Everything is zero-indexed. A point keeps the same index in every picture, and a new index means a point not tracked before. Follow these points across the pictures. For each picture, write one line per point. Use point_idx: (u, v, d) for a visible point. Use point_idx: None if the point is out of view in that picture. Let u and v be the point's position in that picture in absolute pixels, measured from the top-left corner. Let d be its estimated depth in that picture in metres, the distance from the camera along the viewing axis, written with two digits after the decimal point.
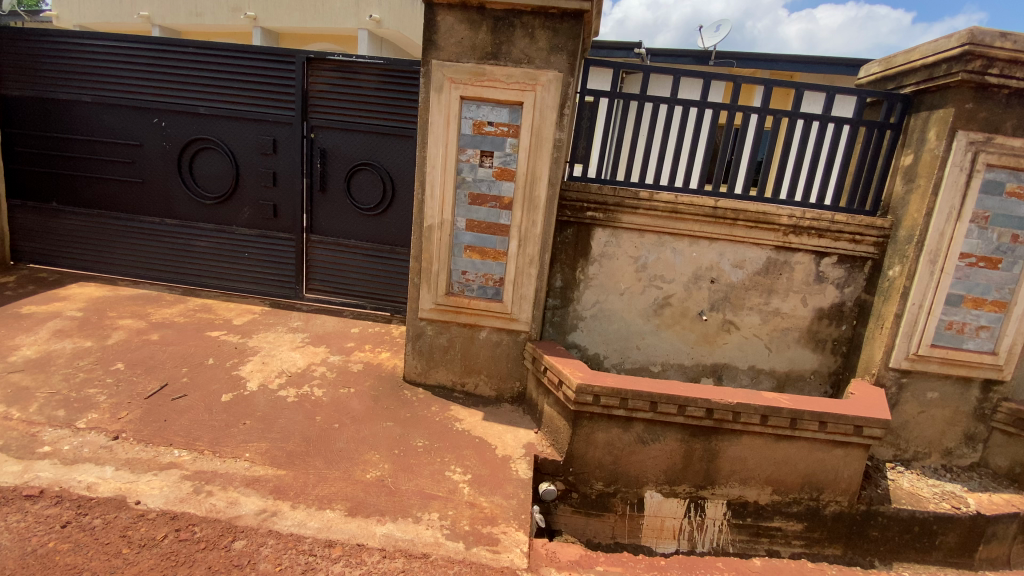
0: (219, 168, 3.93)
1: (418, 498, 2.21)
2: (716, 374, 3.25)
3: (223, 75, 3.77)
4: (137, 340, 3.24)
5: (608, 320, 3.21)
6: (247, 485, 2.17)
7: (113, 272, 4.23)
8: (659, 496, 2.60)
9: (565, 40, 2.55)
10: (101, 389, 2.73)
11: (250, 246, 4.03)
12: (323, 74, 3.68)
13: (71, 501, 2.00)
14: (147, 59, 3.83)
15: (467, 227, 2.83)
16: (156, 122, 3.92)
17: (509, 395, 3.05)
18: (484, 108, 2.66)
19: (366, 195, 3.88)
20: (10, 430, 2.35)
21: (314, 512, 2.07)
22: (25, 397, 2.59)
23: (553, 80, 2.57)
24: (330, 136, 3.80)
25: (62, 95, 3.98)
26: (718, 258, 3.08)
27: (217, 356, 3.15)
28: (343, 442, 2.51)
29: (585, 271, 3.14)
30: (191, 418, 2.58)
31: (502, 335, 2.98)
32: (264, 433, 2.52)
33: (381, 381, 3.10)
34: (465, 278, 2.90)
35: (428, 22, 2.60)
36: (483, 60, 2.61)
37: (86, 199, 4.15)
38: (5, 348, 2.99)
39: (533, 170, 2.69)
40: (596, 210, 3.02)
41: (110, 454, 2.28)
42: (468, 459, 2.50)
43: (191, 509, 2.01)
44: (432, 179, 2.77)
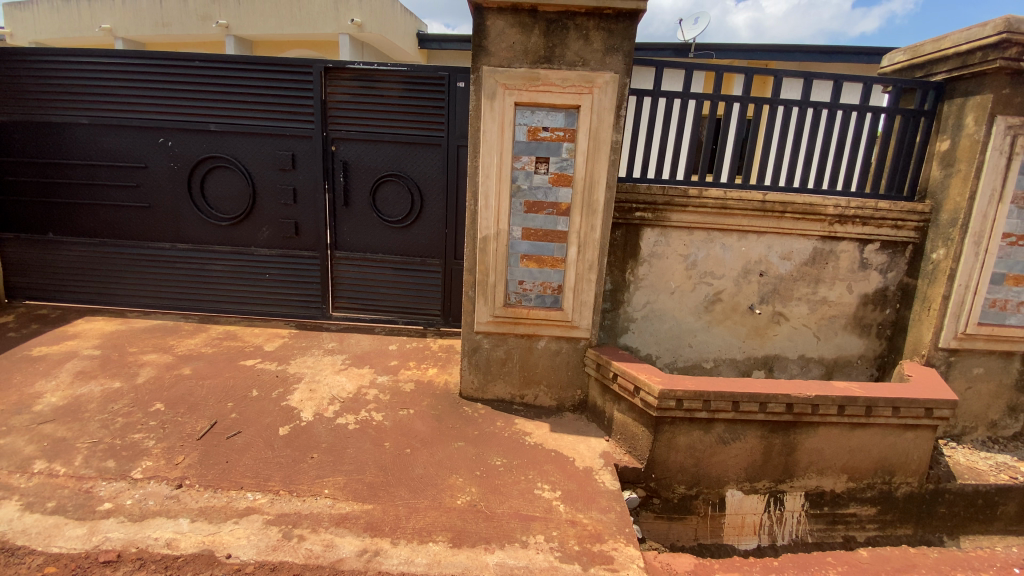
0: (233, 187, 3.77)
1: (517, 522, 2.13)
2: (767, 365, 3.29)
3: (233, 89, 3.59)
4: (169, 377, 3.04)
5: (660, 320, 3.18)
6: (338, 525, 2.05)
7: (121, 303, 4.00)
8: (740, 494, 2.62)
9: (620, 41, 2.51)
10: (147, 434, 2.54)
11: (272, 266, 3.89)
12: (343, 84, 3.56)
13: (156, 562, 1.83)
14: (148, 76, 3.61)
15: (524, 235, 2.74)
16: (162, 142, 3.72)
17: (570, 403, 2.99)
18: (539, 114, 2.59)
19: (393, 207, 3.78)
20: (61, 488, 2.16)
21: (418, 547, 1.96)
22: (67, 449, 2.39)
23: (610, 82, 2.52)
24: (352, 147, 3.68)
25: (55, 118, 3.72)
26: (766, 252, 3.11)
27: (261, 388, 2.99)
28: (421, 468, 2.41)
29: (634, 272, 3.09)
30: (254, 456, 2.43)
31: (561, 343, 2.91)
32: (336, 466, 2.39)
33: (437, 400, 3.00)
34: (522, 288, 2.82)
35: (477, 27, 2.52)
36: (536, 64, 2.54)
37: (88, 228, 3.91)
38: (27, 397, 2.76)
39: (591, 174, 2.64)
40: (645, 210, 2.97)
41: (179, 505, 2.11)
42: (552, 474, 2.42)
43: (289, 558, 1.88)
44: (486, 189, 2.67)
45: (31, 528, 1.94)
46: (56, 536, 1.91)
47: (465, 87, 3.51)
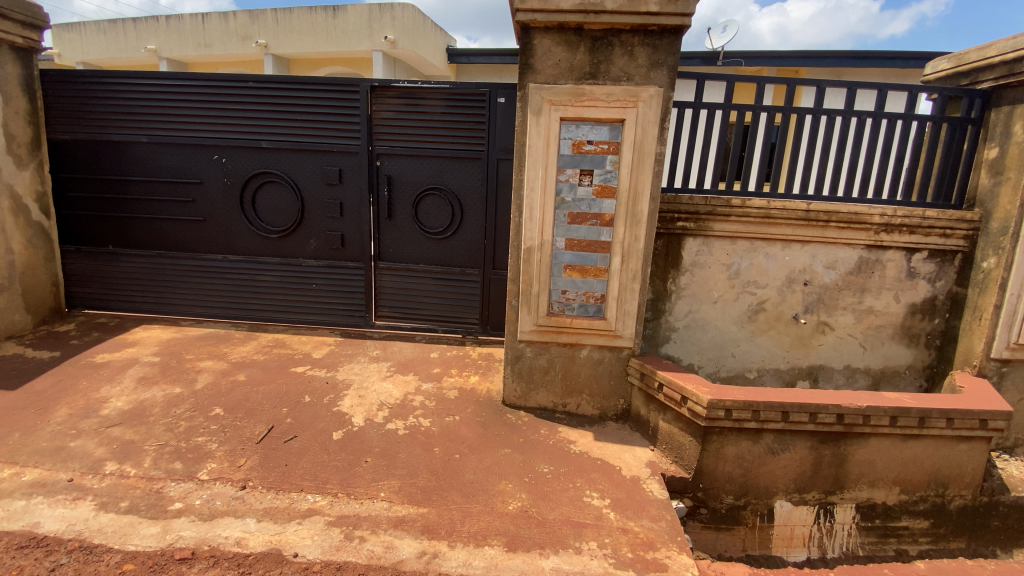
0: (282, 201, 3.95)
1: (569, 528, 2.15)
2: (812, 376, 3.27)
3: (284, 108, 3.78)
4: (225, 383, 3.18)
5: (702, 329, 3.19)
6: (397, 527, 2.12)
7: (174, 312, 4.20)
8: (789, 505, 2.60)
9: (664, 56, 2.57)
10: (209, 437, 2.66)
11: (318, 277, 4.04)
12: (389, 102, 3.71)
13: (229, 560, 1.93)
14: (204, 96, 3.82)
15: (567, 246, 2.80)
16: (216, 159, 3.93)
17: (613, 412, 3.01)
18: (584, 128, 2.65)
19: (434, 219, 3.89)
20: (133, 488, 2.28)
21: (474, 550, 2.02)
22: (136, 451, 2.53)
23: (655, 96, 2.58)
24: (395, 162, 3.83)
25: (117, 137, 3.96)
26: (811, 261, 3.10)
27: (313, 394, 3.11)
28: (471, 474, 2.46)
29: (676, 281, 3.11)
30: (311, 459, 2.53)
31: (604, 352, 2.94)
32: (390, 469, 2.47)
33: (482, 407, 3.06)
34: (565, 298, 2.86)
35: (525, 46, 2.61)
36: (581, 80, 2.62)
37: (145, 241, 4.13)
38: (95, 402, 2.93)
39: (636, 186, 2.68)
40: (688, 220, 2.99)
41: (245, 505, 2.21)
42: (600, 482, 2.44)
43: (353, 558, 1.95)
44: (531, 202, 2.74)
45: (108, 526, 2.06)
46: (132, 535, 2.03)
47: (506, 102, 3.60)
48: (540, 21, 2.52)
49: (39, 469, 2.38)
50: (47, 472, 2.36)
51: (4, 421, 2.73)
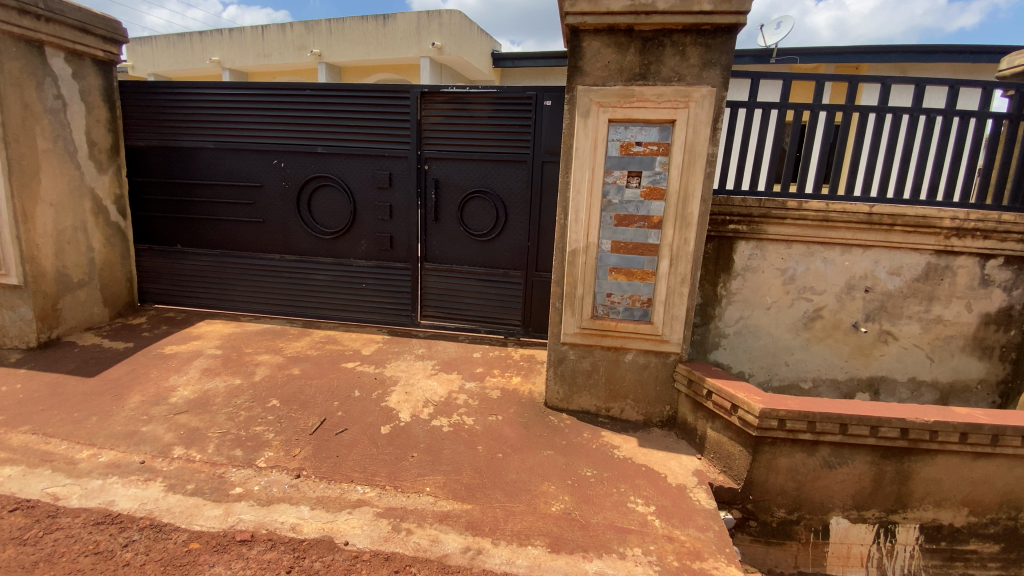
0: (336, 204, 4.13)
1: (613, 533, 2.13)
2: (872, 388, 3.12)
3: (339, 114, 3.94)
4: (281, 376, 3.34)
5: (753, 336, 3.09)
6: (442, 522, 2.16)
7: (235, 308, 4.45)
8: (846, 522, 2.48)
9: (718, 55, 2.52)
10: (267, 427, 2.81)
11: (368, 277, 4.19)
12: (437, 107, 3.81)
13: (284, 544, 2.02)
14: (266, 104, 4.04)
15: (613, 248, 2.78)
16: (276, 163, 4.14)
17: (658, 419, 2.96)
18: (633, 129, 2.63)
19: (479, 221, 3.95)
20: (198, 472, 2.43)
21: (518, 549, 2.03)
22: (200, 437, 2.69)
23: (707, 96, 2.53)
24: (443, 166, 3.93)
25: (187, 143, 4.24)
26: (873, 267, 2.95)
27: (362, 389, 3.22)
28: (514, 473, 2.48)
29: (727, 286, 3.03)
30: (360, 452, 2.62)
31: (649, 357, 2.90)
32: (435, 465, 2.53)
33: (524, 408, 3.08)
34: (610, 300, 2.84)
35: (574, 49, 2.62)
36: (631, 81, 2.60)
37: (209, 240, 4.40)
38: (165, 390, 3.14)
39: (686, 187, 2.64)
40: (740, 223, 2.90)
41: (300, 493, 2.31)
42: (644, 488, 2.40)
43: (400, 549, 2.00)
44: (577, 204, 2.74)
45: (176, 507, 2.20)
46: (197, 515, 2.16)
47: (552, 105, 3.61)
48: (590, 23, 2.53)
49: (115, 451, 2.58)
50: (122, 454, 2.56)
51: (85, 406, 2.97)
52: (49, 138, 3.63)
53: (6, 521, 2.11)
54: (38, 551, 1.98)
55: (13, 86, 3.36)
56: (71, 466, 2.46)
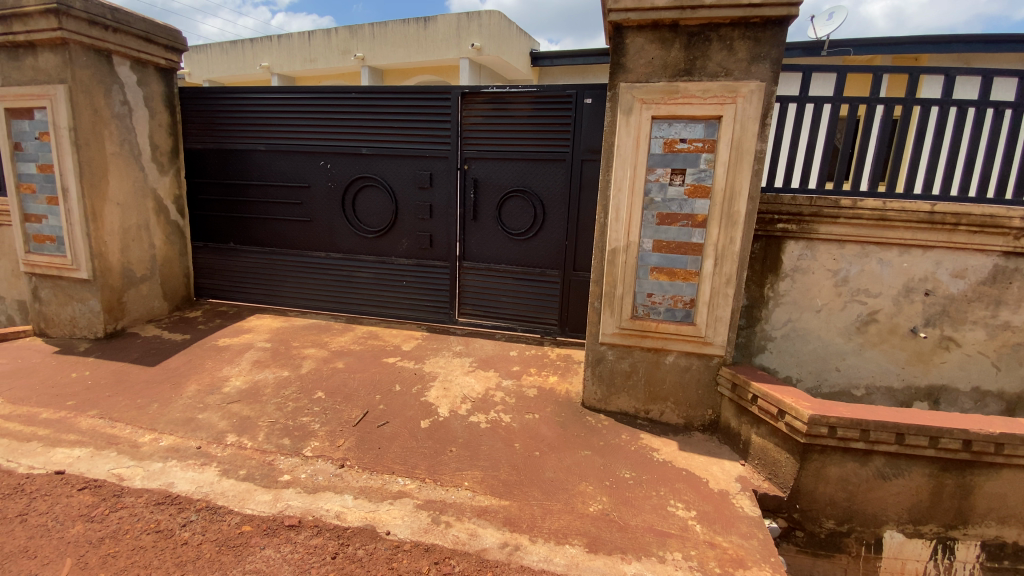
0: (379, 204, 4.24)
1: (652, 536, 2.09)
2: (931, 397, 2.98)
3: (383, 115, 4.05)
4: (326, 369, 3.46)
5: (802, 340, 2.98)
6: (480, 516, 2.19)
7: (282, 304, 4.64)
8: (900, 536, 2.37)
9: (767, 49, 2.46)
10: (313, 417, 2.91)
11: (408, 275, 4.28)
12: (478, 107, 3.85)
13: (330, 531, 2.09)
14: (314, 106, 4.19)
15: (655, 248, 2.74)
16: (322, 165, 4.29)
17: (700, 423, 2.89)
18: (677, 126, 2.58)
19: (518, 220, 3.97)
20: (250, 459, 2.56)
21: (556, 547, 2.03)
22: (251, 426, 2.83)
23: (755, 91, 2.46)
24: (483, 166, 3.97)
25: (241, 145, 4.45)
26: (934, 268, 2.80)
27: (402, 383, 3.29)
28: (552, 472, 2.48)
29: (775, 287, 2.93)
30: (401, 444, 2.68)
31: (691, 359, 2.84)
32: (473, 460, 2.56)
33: (561, 407, 3.07)
34: (651, 301, 2.80)
35: (616, 46, 2.60)
36: (675, 77, 2.55)
37: (259, 238, 4.60)
38: (219, 380, 3.31)
39: (733, 185, 2.57)
40: (789, 222, 2.80)
41: (344, 482, 2.39)
42: (685, 493, 2.35)
43: (439, 541, 2.04)
44: (617, 203, 2.71)
45: (229, 491, 2.32)
46: (249, 500, 2.27)
47: (593, 102, 3.59)
48: (634, 20, 2.50)
49: (174, 436, 2.74)
50: (180, 439, 2.71)
51: (147, 393, 3.17)
52: (116, 142, 3.89)
53: (78, 498, 2.28)
54: (106, 527, 2.12)
55: (84, 93, 3.61)
56: (135, 449, 2.63)
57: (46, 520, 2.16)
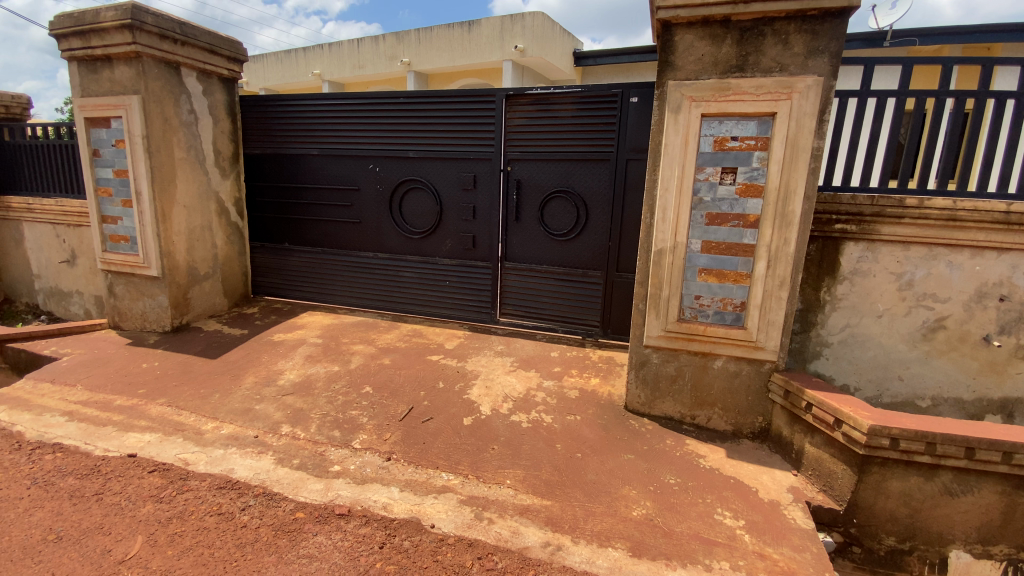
0: (425, 205, 4.35)
1: (698, 544, 2.05)
2: (1005, 411, 2.78)
3: (430, 119, 4.15)
4: (373, 365, 3.58)
5: (861, 347, 2.83)
6: (522, 515, 2.21)
7: (332, 302, 4.82)
8: (968, 557, 2.23)
9: (826, 42, 2.37)
10: (361, 411, 3.02)
11: (452, 275, 4.36)
12: (522, 109, 3.89)
13: (377, 521, 2.17)
14: (364, 111, 4.34)
15: (703, 249, 2.67)
16: (371, 168, 4.44)
17: (749, 430, 2.80)
18: (728, 124, 2.52)
19: (560, 221, 3.97)
20: (303, 449, 2.68)
21: (598, 549, 2.01)
22: (304, 417, 2.96)
23: (813, 86, 2.38)
24: (526, 167, 4.00)
25: (295, 150, 4.66)
26: (1010, 272, 2.60)
27: (446, 381, 3.36)
28: (594, 474, 2.46)
29: (831, 290, 2.80)
30: (445, 440, 2.74)
31: (741, 364, 2.75)
32: (515, 459, 2.58)
33: (604, 410, 3.04)
34: (699, 303, 2.74)
35: (665, 43, 2.56)
36: (726, 74, 2.49)
37: (312, 238, 4.80)
38: (274, 373, 3.49)
39: (787, 184, 2.49)
40: (848, 222, 2.68)
41: (390, 475, 2.47)
42: (733, 501, 2.28)
43: (482, 537, 2.07)
44: (665, 202, 2.66)
45: (284, 479, 2.44)
46: (302, 488, 2.38)
47: (639, 101, 3.55)
48: (683, 17, 2.46)
49: (234, 425, 2.91)
50: (239, 428, 2.88)
51: (209, 384, 3.37)
52: (183, 148, 4.16)
53: (148, 480, 2.46)
54: (173, 508, 2.28)
55: (156, 103, 3.88)
56: (199, 436, 2.81)
57: (120, 499, 2.33)
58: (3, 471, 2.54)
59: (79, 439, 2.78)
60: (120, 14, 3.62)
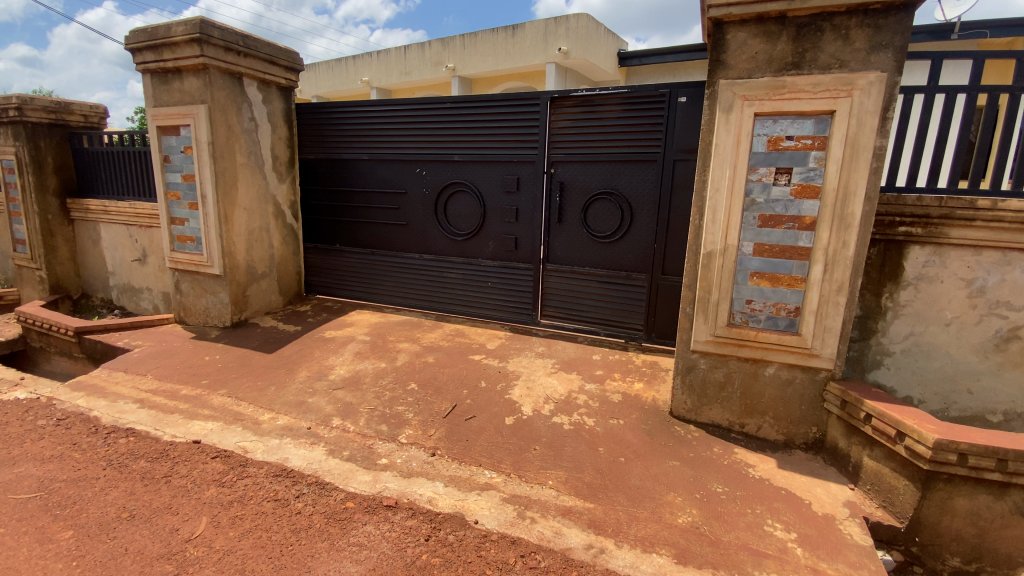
0: (469, 208, 4.42)
1: (747, 554, 1.99)
2: None
3: (475, 122, 4.23)
4: (418, 363, 3.67)
5: (926, 357, 2.68)
6: (565, 516, 2.21)
7: (379, 301, 4.98)
8: None
9: (890, 36, 2.26)
10: (407, 407, 3.11)
11: (495, 276, 4.41)
12: (567, 111, 3.91)
13: (423, 514, 2.23)
14: (412, 116, 4.47)
15: (755, 251, 2.60)
16: (418, 172, 4.57)
17: (802, 441, 2.69)
18: (783, 123, 2.45)
19: (604, 223, 3.95)
20: (353, 441, 2.79)
21: (642, 555, 1.99)
22: (354, 411, 3.08)
23: (875, 82, 2.28)
24: (570, 169, 4.00)
25: (347, 155, 4.84)
26: None
27: (488, 380, 3.41)
28: (637, 479, 2.44)
29: (894, 296, 2.66)
30: (487, 439, 2.78)
31: (794, 372, 2.65)
32: (557, 460, 2.59)
33: (647, 414, 3.00)
34: (750, 308, 2.66)
35: (716, 42, 2.51)
36: (782, 72, 2.42)
37: (361, 240, 4.98)
38: (325, 368, 3.64)
39: (847, 185, 2.38)
40: (913, 224, 2.54)
41: (435, 470, 2.53)
42: (784, 513, 2.20)
43: (525, 535, 2.09)
44: (715, 204, 2.61)
45: (335, 469, 2.55)
46: (352, 479, 2.47)
47: (687, 101, 3.50)
48: (736, 15, 2.41)
49: (288, 416, 3.06)
50: (293, 419, 3.02)
51: (266, 376, 3.56)
52: (245, 154, 4.42)
53: (211, 465, 2.62)
54: (234, 492, 2.42)
55: (221, 111, 4.14)
56: (257, 426, 2.97)
57: (187, 482, 2.50)
58: (84, 451, 2.78)
59: (150, 425, 3.00)
60: (190, 29, 3.88)
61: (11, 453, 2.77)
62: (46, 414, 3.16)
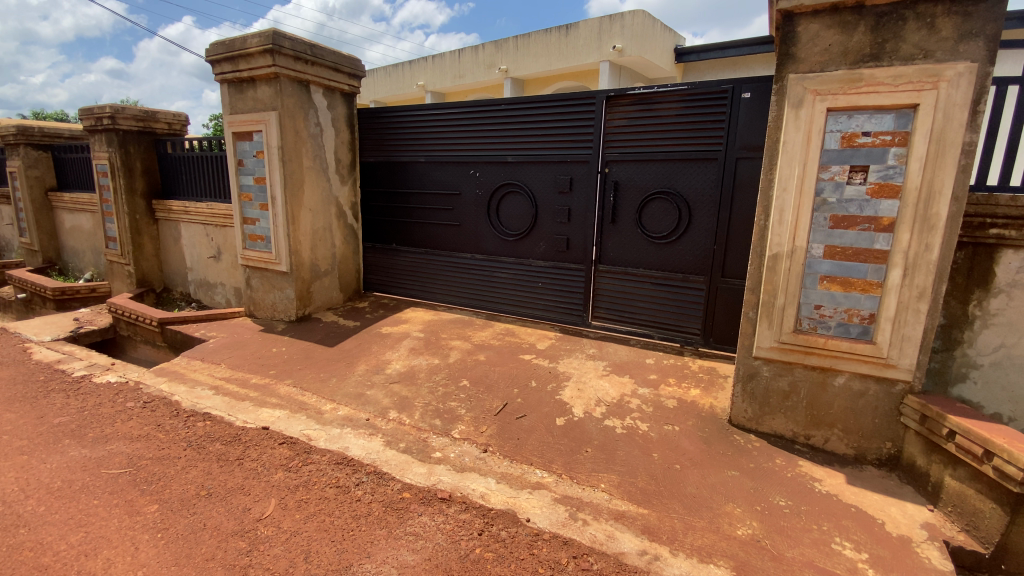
0: (521, 208, 4.46)
1: (812, 572, 1.89)
2: None
3: (529, 122, 4.26)
4: (469, 360, 3.74)
5: (1020, 371, 2.44)
6: (617, 520, 2.19)
7: (433, 299, 5.11)
8: None
9: (981, 24, 2.09)
10: (459, 403, 3.18)
11: (546, 276, 4.42)
12: (623, 110, 3.86)
13: (476, 509, 2.27)
14: (467, 118, 4.55)
15: (826, 254, 2.47)
16: (472, 173, 4.65)
17: (874, 457, 2.53)
18: (858, 118, 2.31)
19: (659, 223, 3.87)
20: (408, 434, 2.89)
21: (698, 564, 1.94)
22: (409, 405, 3.18)
23: (964, 73, 2.11)
24: (624, 168, 3.95)
25: (405, 157, 5.00)
26: None
27: (538, 380, 3.42)
28: (693, 487, 2.38)
29: (983, 304, 2.44)
30: (538, 438, 2.79)
31: (867, 383, 2.49)
32: (609, 463, 2.57)
33: (704, 422, 2.91)
34: (819, 313, 2.53)
35: (786, 35, 2.40)
36: (858, 64, 2.29)
37: (416, 239, 5.12)
38: (382, 362, 3.78)
39: (931, 184, 2.22)
40: (1007, 226, 2.33)
41: (487, 466, 2.58)
42: (854, 532, 2.08)
43: (577, 536, 2.09)
44: (781, 204, 2.49)
45: (392, 460, 2.64)
46: (408, 470, 2.56)
47: (752, 97, 3.37)
48: (808, 5, 2.30)
49: (348, 407, 3.21)
50: (353, 410, 3.16)
51: (327, 368, 3.75)
52: (310, 157, 4.66)
53: (279, 450, 2.79)
54: (299, 477, 2.57)
55: (290, 117, 4.39)
56: (320, 415, 3.13)
57: (257, 465, 2.68)
58: (167, 432, 3.03)
59: (224, 410, 3.23)
60: (263, 41, 4.14)
61: (106, 431, 3.06)
62: (134, 397, 3.47)
